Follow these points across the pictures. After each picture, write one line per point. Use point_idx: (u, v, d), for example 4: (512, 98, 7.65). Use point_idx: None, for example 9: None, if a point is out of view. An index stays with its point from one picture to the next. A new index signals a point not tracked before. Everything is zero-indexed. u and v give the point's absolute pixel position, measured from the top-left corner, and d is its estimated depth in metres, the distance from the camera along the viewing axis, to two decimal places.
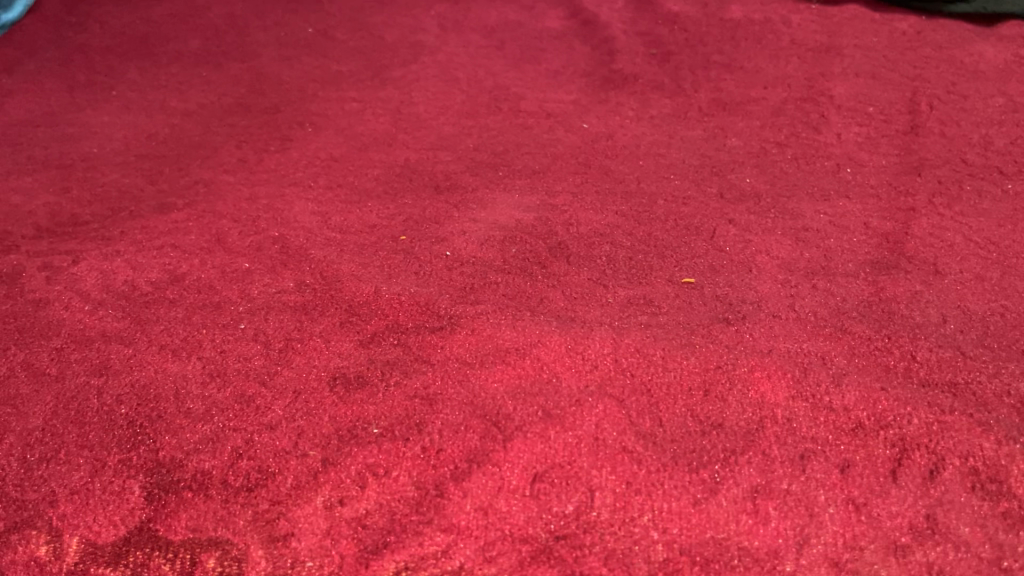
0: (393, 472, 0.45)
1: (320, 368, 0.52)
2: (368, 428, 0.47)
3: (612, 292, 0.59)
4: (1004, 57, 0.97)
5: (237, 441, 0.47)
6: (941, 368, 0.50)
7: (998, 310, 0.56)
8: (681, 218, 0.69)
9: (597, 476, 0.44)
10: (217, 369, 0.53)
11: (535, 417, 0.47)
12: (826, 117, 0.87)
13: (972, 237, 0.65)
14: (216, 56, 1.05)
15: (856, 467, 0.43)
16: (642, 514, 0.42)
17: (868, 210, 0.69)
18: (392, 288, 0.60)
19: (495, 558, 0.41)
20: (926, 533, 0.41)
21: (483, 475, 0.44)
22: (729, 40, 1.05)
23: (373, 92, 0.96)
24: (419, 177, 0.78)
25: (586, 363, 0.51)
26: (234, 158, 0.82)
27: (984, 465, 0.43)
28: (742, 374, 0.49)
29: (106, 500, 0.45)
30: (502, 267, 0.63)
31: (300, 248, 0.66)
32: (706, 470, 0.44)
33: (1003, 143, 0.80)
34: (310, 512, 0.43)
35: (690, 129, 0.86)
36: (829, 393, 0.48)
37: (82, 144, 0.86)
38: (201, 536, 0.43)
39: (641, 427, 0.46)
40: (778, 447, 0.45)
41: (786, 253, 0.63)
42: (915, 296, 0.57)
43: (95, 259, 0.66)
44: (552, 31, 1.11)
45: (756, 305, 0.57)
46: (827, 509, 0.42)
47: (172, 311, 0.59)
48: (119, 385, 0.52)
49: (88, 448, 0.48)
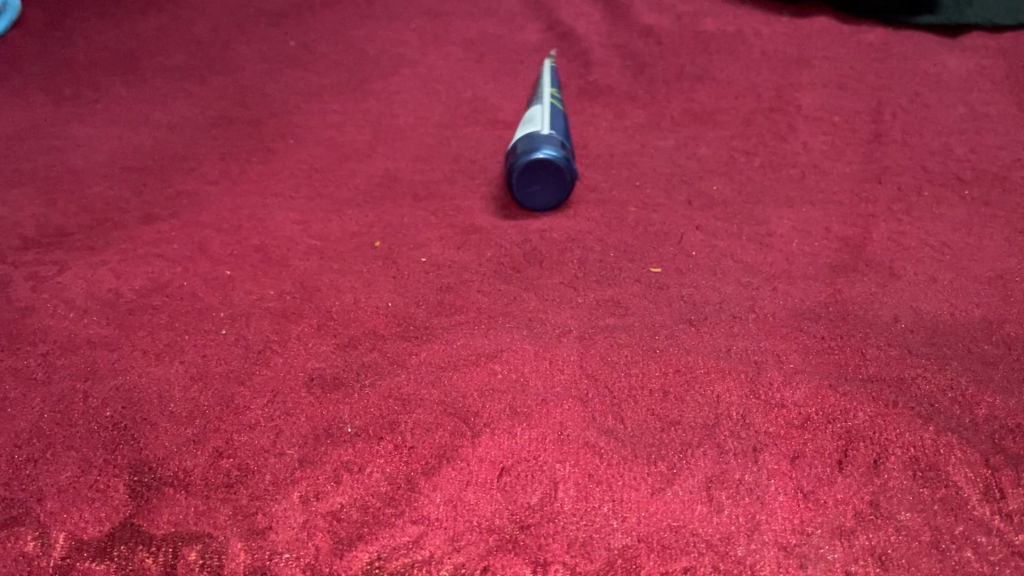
0: (367, 468, 0.47)
1: (299, 371, 0.54)
2: (343, 427, 0.49)
3: (582, 295, 0.61)
4: (967, 67, 1.00)
5: (219, 441, 0.49)
6: (889, 364, 0.52)
7: (948, 310, 0.58)
8: (651, 224, 0.72)
9: (560, 470, 0.46)
10: (199, 373, 0.55)
11: (503, 415, 0.49)
12: (794, 126, 0.89)
13: (929, 241, 0.68)
14: (200, 70, 1.08)
15: (805, 458, 0.46)
16: (602, 504, 0.44)
17: (829, 215, 0.72)
18: (370, 297, 0.62)
19: (464, 547, 0.43)
20: (869, 517, 0.43)
21: (452, 469, 0.46)
22: (702, 53, 1.08)
23: (354, 104, 0.99)
24: (399, 186, 0.80)
25: (553, 366, 0.53)
26: (218, 169, 0.85)
27: (924, 455, 0.46)
28: (700, 375, 0.52)
29: (92, 497, 0.47)
30: (477, 271, 0.65)
31: (282, 256, 0.68)
32: (663, 462, 0.46)
33: (962, 151, 0.83)
34: (286, 506, 0.45)
35: (663, 138, 0.89)
36: (780, 389, 0.50)
37: (69, 157, 0.88)
38: (183, 529, 0.45)
39: (603, 424, 0.48)
40: (733, 440, 0.47)
41: (750, 257, 0.66)
42: (870, 297, 0.60)
43: (80, 269, 0.68)
44: (529, 44, 1.13)
45: (718, 306, 0.59)
46: (778, 498, 0.44)
47: (156, 317, 0.61)
48: (104, 389, 0.54)
49: (75, 448, 0.50)
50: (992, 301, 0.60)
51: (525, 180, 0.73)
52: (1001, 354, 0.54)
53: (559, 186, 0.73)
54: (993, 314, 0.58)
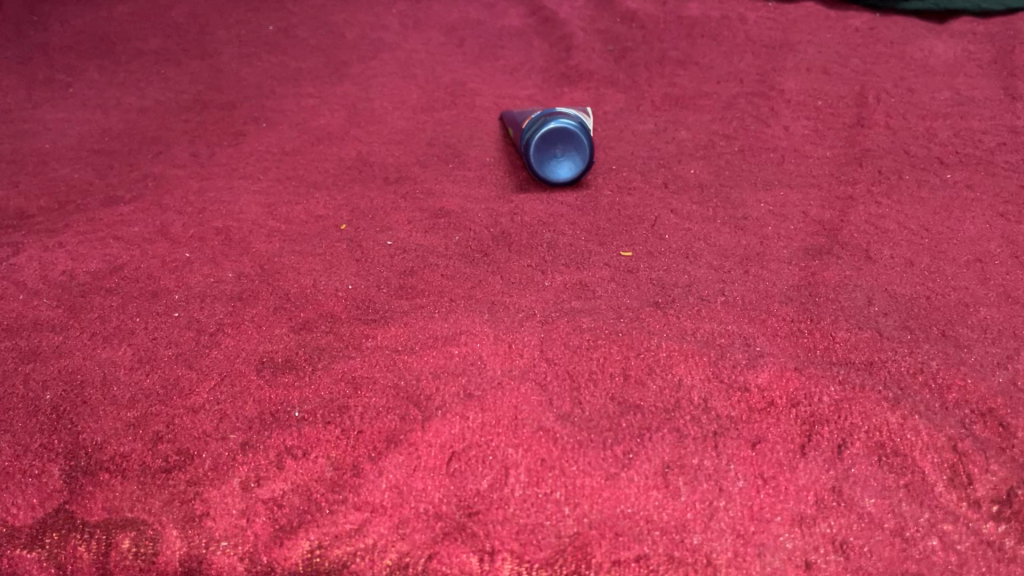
0: (312, 453, 0.45)
1: (249, 353, 0.52)
2: (290, 411, 0.48)
3: (549, 277, 0.59)
4: (953, 52, 0.98)
5: (160, 425, 0.47)
6: (859, 348, 0.50)
7: (924, 293, 0.57)
8: (624, 208, 0.70)
9: (512, 455, 0.44)
10: (147, 355, 0.53)
11: (457, 398, 0.48)
12: (776, 110, 0.87)
13: (907, 224, 0.66)
14: (175, 53, 1.06)
15: (767, 443, 0.44)
16: (554, 490, 0.43)
17: (808, 199, 0.70)
18: (331, 281, 0.60)
19: (409, 535, 0.42)
20: (831, 504, 0.42)
21: (400, 453, 0.45)
22: (685, 38, 1.06)
23: (329, 88, 0.97)
24: (369, 169, 0.78)
25: (512, 350, 0.51)
26: (186, 153, 0.82)
27: (889, 439, 0.44)
28: (663, 359, 0.50)
29: (26, 483, 0.45)
30: (442, 253, 0.63)
31: (243, 239, 0.66)
32: (619, 446, 0.44)
33: (946, 135, 0.81)
34: (225, 493, 0.44)
35: (642, 123, 0.87)
36: (744, 372, 0.48)
37: (35, 140, 0.86)
38: (117, 516, 0.43)
39: (559, 409, 0.47)
40: (693, 424, 0.45)
41: (724, 240, 0.64)
42: (844, 281, 0.58)
43: (36, 251, 0.66)
44: (511, 29, 1.11)
45: (687, 289, 0.57)
46: (737, 483, 0.42)
47: (109, 299, 0.59)
48: (46, 372, 0.52)
49: (11, 433, 0.48)
50: (969, 285, 0.58)
51: (547, 151, 0.72)
52: (976, 337, 0.52)
53: (579, 156, 0.72)
54: (970, 298, 0.56)
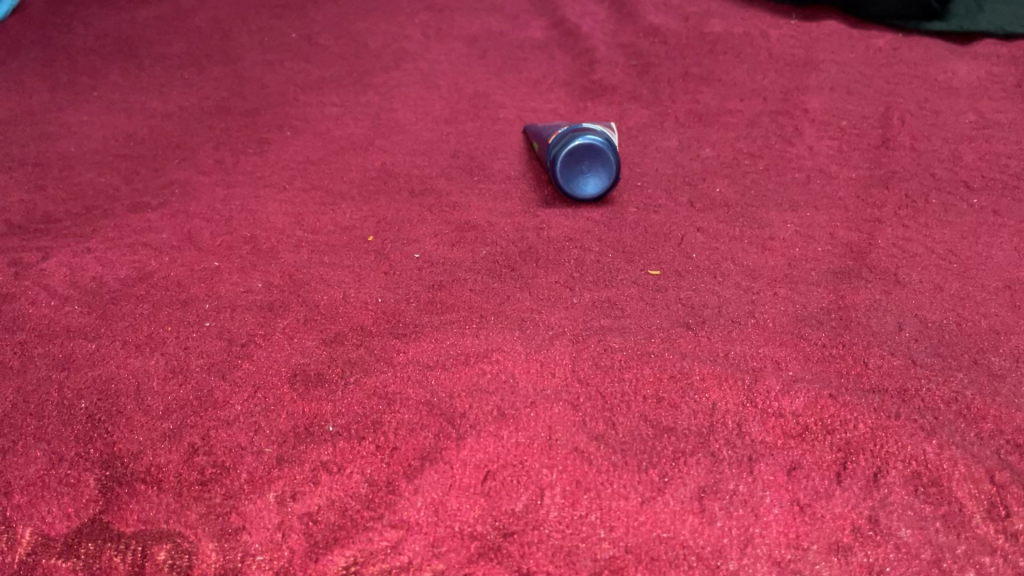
0: (347, 469, 0.45)
1: (281, 364, 0.53)
2: (324, 426, 0.48)
3: (578, 294, 0.59)
4: (977, 74, 0.98)
5: (195, 437, 0.48)
6: (892, 375, 0.51)
7: (954, 320, 0.57)
8: (651, 225, 0.70)
9: (547, 476, 0.45)
10: (180, 365, 0.53)
11: (490, 417, 0.48)
12: (800, 130, 0.87)
13: (935, 249, 0.66)
14: (198, 59, 1.06)
15: (802, 470, 0.45)
16: (589, 513, 0.43)
17: (834, 220, 0.70)
18: (360, 293, 0.60)
19: (444, 554, 0.42)
20: (868, 533, 0.42)
21: (435, 471, 0.45)
22: (709, 54, 1.06)
23: (353, 97, 0.97)
24: (395, 180, 0.78)
25: (544, 369, 0.51)
26: (212, 159, 0.83)
27: (925, 469, 0.45)
28: (695, 382, 0.50)
29: (62, 492, 0.46)
30: (470, 268, 0.63)
31: (271, 249, 0.66)
32: (654, 470, 0.45)
33: (972, 158, 0.81)
34: (261, 507, 0.44)
35: (666, 139, 0.87)
36: (778, 398, 0.49)
37: (60, 144, 0.86)
38: (152, 527, 0.44)
39: (593, 430, 0.47)
40: (727, 449, 0.46)
41: (752, 260, 0.64)
42: (874, 305, 0.58)
43: (64, 255, 0.65)
44: (533, 41, 1.12)
45: (717, 310, 0.57)
46: (773, 510, 0.43)
47: (139, 307, 0.59)
48: (80, 380, 0.52)
49: (46, 441, 0.48)
50: (999, 312, 0.58)
51: (573, 166, 0.72)
52: (1008, 366, 0.52)
53: (605, 172, 0.72)
54: (1000, 325, 0.56)
